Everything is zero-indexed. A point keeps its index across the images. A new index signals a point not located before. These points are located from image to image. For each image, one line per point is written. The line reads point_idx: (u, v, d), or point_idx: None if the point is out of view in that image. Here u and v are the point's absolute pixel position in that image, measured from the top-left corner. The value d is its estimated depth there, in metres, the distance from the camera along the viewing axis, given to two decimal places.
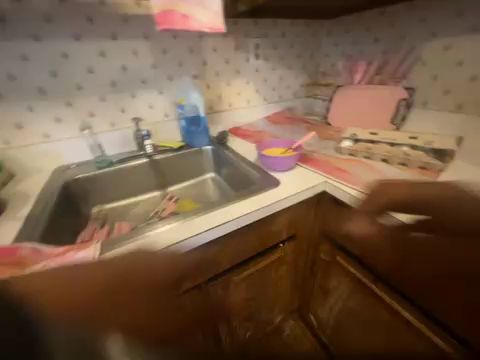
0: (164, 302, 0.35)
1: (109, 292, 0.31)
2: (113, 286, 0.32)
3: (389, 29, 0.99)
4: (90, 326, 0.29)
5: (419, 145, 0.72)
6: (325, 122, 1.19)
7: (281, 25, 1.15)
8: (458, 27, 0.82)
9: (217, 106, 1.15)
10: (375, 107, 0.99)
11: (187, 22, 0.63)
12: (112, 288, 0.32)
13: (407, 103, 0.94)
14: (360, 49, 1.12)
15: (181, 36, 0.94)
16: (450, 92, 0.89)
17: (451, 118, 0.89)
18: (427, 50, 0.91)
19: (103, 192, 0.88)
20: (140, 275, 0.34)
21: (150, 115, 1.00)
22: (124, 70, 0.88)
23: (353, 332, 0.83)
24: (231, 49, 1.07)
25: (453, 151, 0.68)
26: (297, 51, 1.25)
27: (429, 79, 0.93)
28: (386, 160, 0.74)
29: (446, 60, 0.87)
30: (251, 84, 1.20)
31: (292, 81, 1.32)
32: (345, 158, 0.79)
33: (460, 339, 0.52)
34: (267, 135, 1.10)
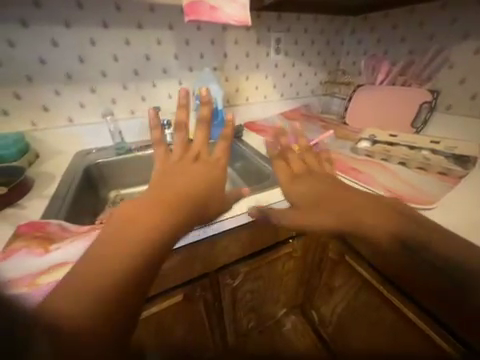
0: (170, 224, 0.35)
1: (123, 254, 0.29)
2: (124, 247, 0.30)
3: (417, 28, 0.96)
4: (124, 283, 0.27)
5: (440, 150, 0.70)
6: (342, 121, 1.17)
7: (305, 20, 1.13)
8: None
9: (233, 99, 1.15)
10: (395, 109, 0.97)
11: (214, 14, 0.63)
12: (125, 250, 0.29)
13: (430, 106, 0.92)
14: (385, 48, 1.09)
15: (204, 27, 0.95)
16: (477, 97, 0.86)
17: (476, 124, 0.86)
18: (457, 52, 0.87)
19: (121, 178, 0.91)
20: (137, 223, 0.33)
21: (168, 105, 1.02)
22: (147, 58, 0.90)
23: (355, 331, 0.84)
24: (253, 42, 1.07)
25: (476, 158, 0.67)
26: (319, 47, 1.23)
27: (455, 83, 0.90)
28: (404, 163, 0.73)
29: (476, 63, 0.84)
30: (269, 79, 1.20)
31: (311, 78, 1.30)
32: (361, 159, 0.79)
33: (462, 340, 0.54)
34: (282, 131, 1.10)
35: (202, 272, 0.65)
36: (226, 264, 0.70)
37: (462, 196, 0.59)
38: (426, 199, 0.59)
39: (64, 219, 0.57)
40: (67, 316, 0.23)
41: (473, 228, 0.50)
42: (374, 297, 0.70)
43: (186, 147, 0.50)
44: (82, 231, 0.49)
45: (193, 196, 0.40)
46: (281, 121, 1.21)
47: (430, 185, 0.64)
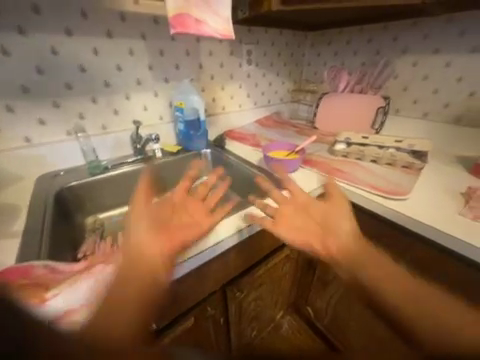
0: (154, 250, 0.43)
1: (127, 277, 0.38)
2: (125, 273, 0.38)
3: (366, 44, 1.13)
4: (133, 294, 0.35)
5: (402, 147, 0.83)
6: (312, 126, 1.28)
7: (271, 34, 1.21)
8: (423, 48, 0.98)
9: (211, 109, 1.15)
10: (357, 114, 1.11)
11: (200, 26, 0.64)
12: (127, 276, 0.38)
13: (385, 110, 1.06)
14: (341, 60, 1.24)
15: (178, 38, 0.93)
16: (417, 102, 1.04)
17: (419, 124, 1.05)
18: (399, 65, 1.05)
19: (98, 200, 0.83)
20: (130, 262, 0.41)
21: (145, 118, 0.96)
22: (119, 69, 0.84)
23: (350, 318, 0.91)
24: (226, 53, 1.09)
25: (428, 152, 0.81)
26: (284, 59, 1.33)
27: (400, 90, 1.08)
28: (375, 161, 0.84)
29: (414, 75, 1.03)
30: (243, 88, 1.23)
31: (280, 86, 1.39)
32: (340, 159, 0.87)
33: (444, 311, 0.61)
34: (262, 138, 1.14)
35: (210, 290, 0.62)
36: (231, 278, 0.68)
37: (426, 185, 0.71)
38: (402, 190, 0.68)
39: (47, 259, 0.48)
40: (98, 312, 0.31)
41: (441, 210, 0.61)
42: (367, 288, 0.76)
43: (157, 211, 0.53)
44: (79, 269, 0.44)
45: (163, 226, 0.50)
46: (257, 128, 1.25)
47: (401, 179, 0.74)
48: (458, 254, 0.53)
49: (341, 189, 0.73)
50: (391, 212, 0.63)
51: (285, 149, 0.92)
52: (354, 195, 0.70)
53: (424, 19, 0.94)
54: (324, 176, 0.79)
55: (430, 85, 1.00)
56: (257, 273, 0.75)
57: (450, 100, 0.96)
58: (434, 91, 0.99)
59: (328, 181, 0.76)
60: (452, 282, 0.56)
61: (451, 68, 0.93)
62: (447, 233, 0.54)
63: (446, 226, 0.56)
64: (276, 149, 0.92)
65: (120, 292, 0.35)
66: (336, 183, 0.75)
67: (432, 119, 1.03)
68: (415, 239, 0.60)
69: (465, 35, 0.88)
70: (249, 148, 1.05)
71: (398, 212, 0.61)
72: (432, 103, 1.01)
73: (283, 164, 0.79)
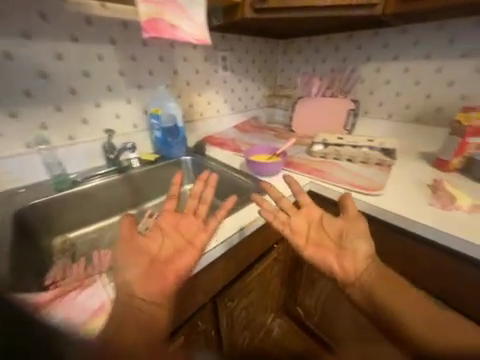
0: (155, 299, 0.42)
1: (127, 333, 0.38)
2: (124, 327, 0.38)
3: (334, 52, 1.20)
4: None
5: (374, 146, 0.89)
6: (289, 129, 1.31)
7: (245, 41, 1.24)
8: (383, 55, 1.07)
9: (188, 116, 1.13)
10: (330, 117, 1.17)
11: (175, 31, 0.62)
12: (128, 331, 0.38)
13: (355, 112, 1.13)
14: (312, 66, 1.30)
15: (151, 43, 0.90)
16: (382, 104, 1.13)
17: (386, 124, 1.13)
18: (364, 71, 1.14)
19: (68, 217, 0.75)
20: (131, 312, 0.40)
21: (118, 126, 0.90)
22: (86, 75, 0.78)
23: (340, 312, 0.93)
24: (201, 59, 1.08)
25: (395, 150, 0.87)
26: (259, 65, 1.36)
27: (367, 94, 1.16)
28: (351, 160, 0.88)
29: (377, 79, 1.11)
30: (220, 94, 1.23)
31: (256, 92, 1.41)
32: (319, 160, 0.91)
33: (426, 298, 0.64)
34: (242, 143, 1.14)
35: (199, 304, 0.59)
36: (221, 287, 0.65)
37: (397, 179, 0.77)
38: (378, 186, 0.72)
39: (8, 291, 0.41)
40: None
41: (414, 202, 0.66)
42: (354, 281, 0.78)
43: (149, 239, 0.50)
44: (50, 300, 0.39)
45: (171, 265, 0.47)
46: (237, 133, 1.25)
47: (376, 175, 0.79)
48: (432, 241, 0.58)
49: (323, 188, 0.76)
50: (371, 207, 0.66)
51: (266, 152, 0.93)
52: (335, 193, 0.73)
53: (383, 30, 1.04)
54: (305, 177, 0.81)
55: (392, 88, 1.09)
56: (247, 279, 0.73)
57: (410, 102, 1.06)
58: (395, 94, 1.09)
59: (310, 182, 0.78)
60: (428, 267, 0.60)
61: (409, 73, 1.03)
62: (422, 222, 0.58)
63: (420, 216, 0.60)
64: (257, 152, 0.92)
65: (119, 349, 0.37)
66: (318, 182, 0.77)
67: (395, 119, 1.12)
68: (393, 229, 0.64)
69: (418, 44, 0.98)
70: (230, 153, 1.04)
71: (377, 206, 0.65)
72: (395, 104, 1.10)
73: (266, 167, 0.80)
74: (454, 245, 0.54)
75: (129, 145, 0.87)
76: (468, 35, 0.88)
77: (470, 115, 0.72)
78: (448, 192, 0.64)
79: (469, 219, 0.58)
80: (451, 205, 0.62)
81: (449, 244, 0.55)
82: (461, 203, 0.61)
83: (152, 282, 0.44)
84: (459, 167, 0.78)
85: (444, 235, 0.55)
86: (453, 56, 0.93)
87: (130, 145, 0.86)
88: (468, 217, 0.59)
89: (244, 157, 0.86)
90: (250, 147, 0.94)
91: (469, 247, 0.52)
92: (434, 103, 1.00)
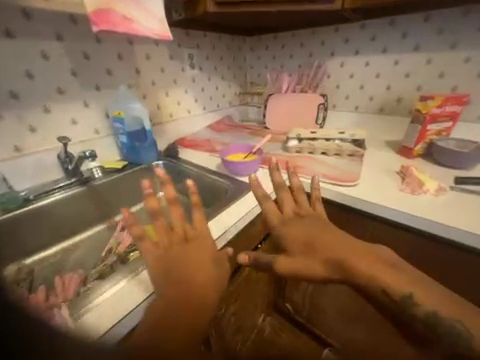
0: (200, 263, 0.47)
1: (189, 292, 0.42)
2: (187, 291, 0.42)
3: (300, 48, 1.22)
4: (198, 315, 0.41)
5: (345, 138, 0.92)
6: (263, 126, 1.31)
7: (211, 38, 1.20)
8: (346, 50, 1.11)
9: (157, 118, 1.06)
10: (301, 112, 1.19)
11: (129, 24, 0.56)
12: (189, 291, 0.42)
13: (324, 106, 1.16)
14: (281, 63, 1.31)
15: (107, 39, 0.82)
16: (349, 97, 1.17)
17: (354, 116, 1.18)
18: (330, 66, 1.17)
19: (23, 241, 0.66)
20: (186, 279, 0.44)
21: (75, 133, 0.81)
22: (30, 76, 0.68)
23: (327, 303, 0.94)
24: (166, 57, 1.02)
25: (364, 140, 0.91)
26: (228, 62, 1.33)
27: (334, 88, 1.20)
28: (325, 153, 0.89)
29: (343, 73, 1.16)
30: (189, 94, 1.18)
31: (227, 90, 1.38)
32: (295, 155, 0.91)
33: None
34: (217, 143, 1.10)
35: None
36: None
37: (370, 170, 0.79)
38: (353, 177, 0.73)
39: None
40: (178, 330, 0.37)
41: (388, 190, 0.67)
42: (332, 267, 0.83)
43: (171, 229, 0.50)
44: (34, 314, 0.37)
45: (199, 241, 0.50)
46: (210, 134, 1.21)
47: (350, 167, 0.80)
48: (409, 226, 0.60)
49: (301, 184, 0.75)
50: (348, 197, 0.67)
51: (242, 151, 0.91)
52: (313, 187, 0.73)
53: (343, 26, 1.08)
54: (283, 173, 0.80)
55: (357, 81, 1.13)
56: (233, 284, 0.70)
57: (374, 94, 1.11)
58: (360, 87, 1.13)
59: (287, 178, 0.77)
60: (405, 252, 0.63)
61: (370, 66, 1.08)
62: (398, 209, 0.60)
63: (395, 203, 0.62)
64: (234, 151, 0.89)
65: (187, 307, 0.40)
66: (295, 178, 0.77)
67: (362, 111, 1.16)
68: (371, 217, 0.65)
69: (376, 39, 1.04)
70: (205, 155, 0.99)
71: (355, 198, 0.66)
72: (360, 96, 1.15)
73: (244, 167, 0.77)
74: (427, 228, 0.57)
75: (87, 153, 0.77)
76: (418, 29, 0.95)
77: (426, 103, 0.77)
78: (415, 176, 0.67)
79: (437, 201, 0.62)
80: (420, 189, 0.65)
81: (423, 228, 0.58)
82: (428, 186, 0.65)
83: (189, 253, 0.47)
84: (421, 152, 0.84)
85: (416, 218, 0.58)
86: (407, 49, 0.99)
87: (88, 153, 0.77)
88: (436, 199, 0.62)
89: (220, 158, 0.83)
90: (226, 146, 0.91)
91: (439, 228, 0.55)
92: (395, 94, 1.06)
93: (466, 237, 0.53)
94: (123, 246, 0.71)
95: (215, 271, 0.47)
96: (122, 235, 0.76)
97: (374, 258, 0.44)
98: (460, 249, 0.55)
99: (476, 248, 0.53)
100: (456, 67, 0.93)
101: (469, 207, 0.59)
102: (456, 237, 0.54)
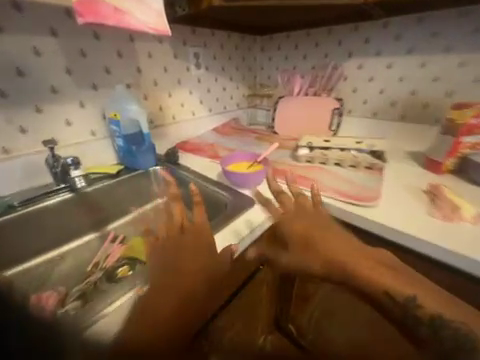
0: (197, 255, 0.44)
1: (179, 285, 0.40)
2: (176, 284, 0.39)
3: (314, 48, 1.13)
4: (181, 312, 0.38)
5: (362, 148, 0.82)
6: (271, 131, 1.23)
7: (219, 36, 1.14)
8: (365, 51, 1.01)
9: (159, 119, 1.01)
10: (313, 117, 1.10)
11: (120, 16, 0.50)
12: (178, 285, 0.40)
13: (339, 111, 1.07)
14: (293, 64, 1.22)
15: (106, 36, 0.77)
16: (367, 102, 1.07)
17: (371, 123, 1.07)
18: (347, 67, 1.07)
19: (5, 251, 0.61)
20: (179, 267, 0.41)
21: (70, 134, 0.76)
22: (20, 74, 0.64)
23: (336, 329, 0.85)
24: (170, 56, 0.97)
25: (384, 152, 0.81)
26: (236, 63, 1.26)
27: (351, 91, 1.10)
28: (339, 164, 0.80)
29: (361, 76, 1.05)
30: (194, 95, 1.12)
31: (234, 91, 1.31)
32: (304, 165, 0.82)
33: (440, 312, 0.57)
34: (220, 148, 1.03)
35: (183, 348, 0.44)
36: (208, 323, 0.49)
37: (392, 187, 0.69)
38: (372, 196, 0.64)
39: None
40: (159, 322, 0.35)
41: (415, 215, 0.57)
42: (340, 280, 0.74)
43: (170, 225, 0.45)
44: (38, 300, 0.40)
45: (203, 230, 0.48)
46: (215, 137, 1.15)
47: (368, 182, 0.71)
48: (440, 261, 0.50)
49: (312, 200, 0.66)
50: (366, 220, 0.58)
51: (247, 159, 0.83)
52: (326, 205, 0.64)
53: (364, 24, 0.98)
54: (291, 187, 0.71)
55: (376, 85, 1.03)
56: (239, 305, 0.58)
57: (395, 100, 1.00)
58: (380, 91, 1.03)
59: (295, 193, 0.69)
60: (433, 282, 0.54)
61: (392, 69, 0.97)
62: (426, 240, 0.50)
63: (423, 232, 0.52)
64: (238, 160, 0.82)
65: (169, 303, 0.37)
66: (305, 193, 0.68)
67: (381, 117, 1.06)
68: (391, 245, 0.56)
69: (401, 39, 0.93)
70: (207, 161, 0.93)
71: (373, 221, 0.57)
72: (380, 101, 1.04)
73: (247, 178, 0.69)
74: (463, 266, 0.47)
75: (70, 159, 0.70)
76: (452, 28, 0.84)
77: (463, 113, 0.67)
78: (448, 200, 0.58)
79: (474, 231, 0.51)
80: (453, 216, 0.55)
81: (457, 265, 0.48)
82: (464, 213, 0.55)
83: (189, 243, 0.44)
84: (452, 168, 0.73)
85: (448, 253, 0.48)
86: (437, 50, 0.88)
87: (71, 160, 0.70)
88: (473, 229, 0.52)
89: (221, 167, 0.75)
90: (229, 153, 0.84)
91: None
92: (420, 99, 0.95)
93: None
94: (112, 260, 0.65)
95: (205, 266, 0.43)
96: (112, 247, 0.70)
97: (375, 263, 0.44)
98: None
99: None
100: None
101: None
102: None
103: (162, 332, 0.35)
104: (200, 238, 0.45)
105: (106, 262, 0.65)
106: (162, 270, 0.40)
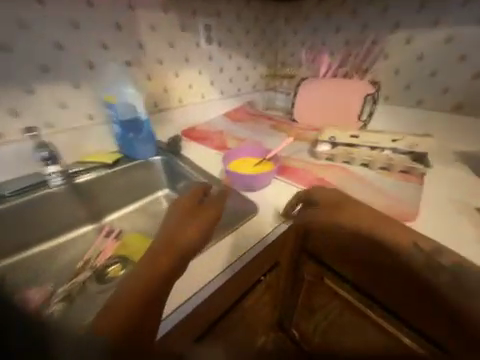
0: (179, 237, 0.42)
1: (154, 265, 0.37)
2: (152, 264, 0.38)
3: (350, 18, 0.93)
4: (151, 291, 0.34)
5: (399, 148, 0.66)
6: (290, 118, 1.08)
7: (235, 4, 0.97)
8: (418, 20, 0.79)
9: (164, 103, 0.92)
10: (341, 104, 0.93)
11: None
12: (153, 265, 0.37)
13: (374, 98, 0.90)
14: (321, 38, 1.03)
15: (101, 4, 0.67)
16: (411, 87, 0.87)
17: (413, 114, 0.88)
18: (390, 42, 0.87)
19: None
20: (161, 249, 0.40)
21: (65, 118, 0.71)
22: (6, 50, 0.57)
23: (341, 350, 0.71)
24: (176, 29, 0.84)
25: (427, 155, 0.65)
26: (255, 37, 1.09)
27: (391, 73, 0.90)
28: (368, 165, 0.67)
29: (407, 54, 0.85)
30: (204, 75, 1.00)
31: (251, 71, 1.16)
32: (324, 164, 0.70)
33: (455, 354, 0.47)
34: (230, 137, 0.93)
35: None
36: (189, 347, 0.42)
37: (434, 202, 0.56)
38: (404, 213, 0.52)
39: None
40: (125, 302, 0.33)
41: (461, 243, 0.46)
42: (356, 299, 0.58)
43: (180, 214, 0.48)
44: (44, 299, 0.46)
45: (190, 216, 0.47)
46: (226, 123, 1.03)
47: (402, 193, 0.59)
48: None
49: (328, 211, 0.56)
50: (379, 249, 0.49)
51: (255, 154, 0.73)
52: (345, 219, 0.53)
53: None
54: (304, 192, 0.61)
55: (426, 66, 0.82)
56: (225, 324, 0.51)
57: (449, 85, 0.80)
58: (430, 73, 0.82)
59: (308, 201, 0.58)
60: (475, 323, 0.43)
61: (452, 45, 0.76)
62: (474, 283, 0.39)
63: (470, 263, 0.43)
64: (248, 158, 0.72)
65: (141, 281, 0.35)
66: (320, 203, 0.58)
67: (426, 107, 0.86)
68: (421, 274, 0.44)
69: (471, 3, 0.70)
70: (213, 152, 0.84)
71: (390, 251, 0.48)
72: (428, 87, 0.84)
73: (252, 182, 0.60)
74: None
75: (45, 153, 0.63)
76: None
77: None
78: None
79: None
80: None
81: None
82: None
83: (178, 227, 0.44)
84: None
85: None
86: None
87: (47, 154, 0.63)
88: None
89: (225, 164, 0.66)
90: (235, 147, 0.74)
91: None
92: None
93: None
94: (103, 257, 0.61)
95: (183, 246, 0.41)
96: (106, 242, 0.66)
97: (390, 221, 0.51)
98: None
99: None
100: None
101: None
102: None
103: (126, 314, 0.32)
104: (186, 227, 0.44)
105: (96, 260, 0.61)
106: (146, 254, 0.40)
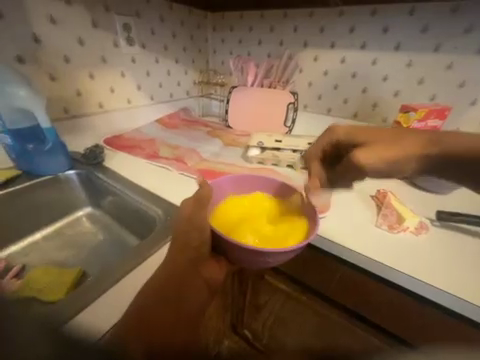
0: (190, 245, 0.39)
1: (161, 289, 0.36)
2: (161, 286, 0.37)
3: (269, 33, 1.03)
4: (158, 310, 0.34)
5: None
6: (225, 124, 1.13)
7: (157, 6, 0.93)
8: (321, 41, 0.94)
9: (77, 106, 0.81)
10: (267, 112, 1.02)
11: None
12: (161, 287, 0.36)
13: (294, 106, 0.99)
14: (247, 49, 1.11)
15: None
16: (322, 97, 1.02)
17: (326, 121, 1.03)
18: (303, 58, 1.00)
19: None
20: (176, 258, 0.39)
21: None
22: None
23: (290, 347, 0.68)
24: (85, 24, 0.76)
25: None
26: (183, 42, 1.08)
27: (306, 85, 1.04)
28: (292, 166, 0.76)
29: (316, 69, 0.99)
30: (129, 78, 0.92)
31: (183, 77, 1.14)
32: (256, 167, 0.76)
33: (382, 329, 0.51)
34: (163, 144, 0.88)
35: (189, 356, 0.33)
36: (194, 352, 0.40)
37: (355, 203, 0.63)
38: (338, 216, 0.58)
39: None
40: (134, 326, 0.32)
41: (387, 242, 0.51)
42: (295, 291, 0.60)
43: (194, 231, 0.40)
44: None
45: (198, 233, 0.40)
46: (158, 130, 0.97)
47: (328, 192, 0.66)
48: (404, 288, 0.45)
49: None
50: (315, 239, 0.53)
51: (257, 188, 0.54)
52: (345, 240, 0.51)
53: (320, 10, 0.90)
54: None
55: (331, 80, 0.98)
56: None
57: (347, 96, 0.96)
58: (334, 86, 0.98)
59: (330, 229, 0.54)
60: (378, 299, 0.49)
61: (346, 63, 0.92)
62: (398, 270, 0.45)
63: (393, 259, 0.47)
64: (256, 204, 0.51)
65: (155, 293, 0.36)
66: None
67: (335, 114, 1.01)
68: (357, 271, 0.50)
69: (354, 31, 0.87)
70: (144, 162, 0.77)
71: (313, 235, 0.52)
72: (333, 98, 1.00)
73: (255, 254, 0.39)
74: (418, 289, 0.43)
75: None
76: (402, 24, 0.79)
77: (408, 116, 0.66)
78: (394, 208, 0.55)
79: (422, 244, 0.50)
80: (398, 226, 0.53)
81: (416, 290, 0.44)
82: (407, 223, 0.53)
83: (192, 228, 0.40)
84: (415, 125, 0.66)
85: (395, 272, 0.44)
86: (388, 47, 0.84)
87: None
88: (416, 240, 0.51)
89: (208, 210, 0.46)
90: (217, 182, 0.51)
91: (421, 286, 0.43)
92: (371, 98, 0.92)
93: (445, 298, 0.41)
94: (13, 275, 0.53)
95: (186, 264, 0.39)
96: (6, 280, 0.51)
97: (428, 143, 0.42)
98: (441, 311, 0.42)
99: (468, 316, 0.40)
100: (437, 72, 0.79)
101: (460, 261, 0.47)
102: (436, 299, 0.42)
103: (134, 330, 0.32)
104: (193, 248, 0.39)
105: (13, 280, 0.52)
106: (176, 235, 0.41)
